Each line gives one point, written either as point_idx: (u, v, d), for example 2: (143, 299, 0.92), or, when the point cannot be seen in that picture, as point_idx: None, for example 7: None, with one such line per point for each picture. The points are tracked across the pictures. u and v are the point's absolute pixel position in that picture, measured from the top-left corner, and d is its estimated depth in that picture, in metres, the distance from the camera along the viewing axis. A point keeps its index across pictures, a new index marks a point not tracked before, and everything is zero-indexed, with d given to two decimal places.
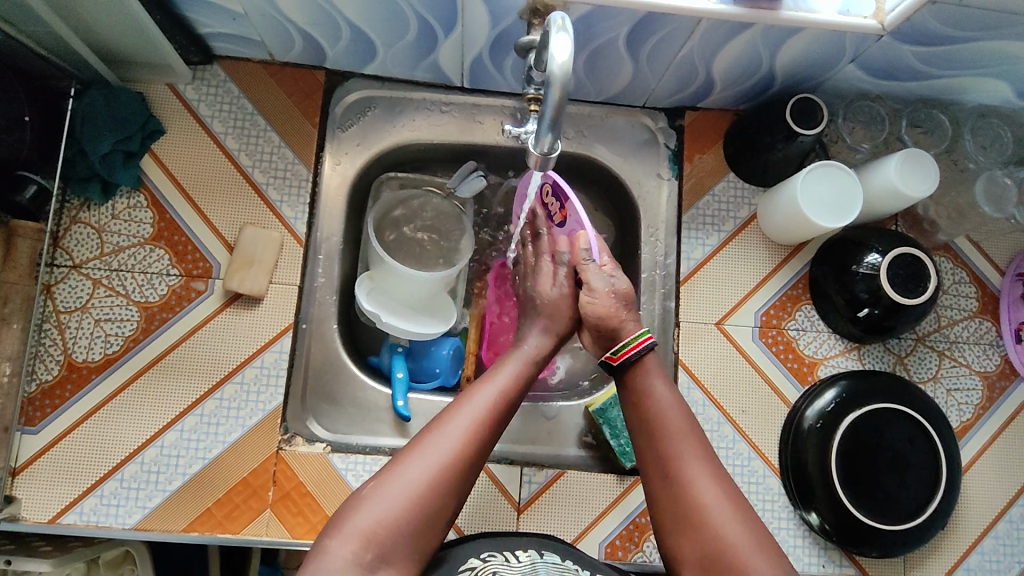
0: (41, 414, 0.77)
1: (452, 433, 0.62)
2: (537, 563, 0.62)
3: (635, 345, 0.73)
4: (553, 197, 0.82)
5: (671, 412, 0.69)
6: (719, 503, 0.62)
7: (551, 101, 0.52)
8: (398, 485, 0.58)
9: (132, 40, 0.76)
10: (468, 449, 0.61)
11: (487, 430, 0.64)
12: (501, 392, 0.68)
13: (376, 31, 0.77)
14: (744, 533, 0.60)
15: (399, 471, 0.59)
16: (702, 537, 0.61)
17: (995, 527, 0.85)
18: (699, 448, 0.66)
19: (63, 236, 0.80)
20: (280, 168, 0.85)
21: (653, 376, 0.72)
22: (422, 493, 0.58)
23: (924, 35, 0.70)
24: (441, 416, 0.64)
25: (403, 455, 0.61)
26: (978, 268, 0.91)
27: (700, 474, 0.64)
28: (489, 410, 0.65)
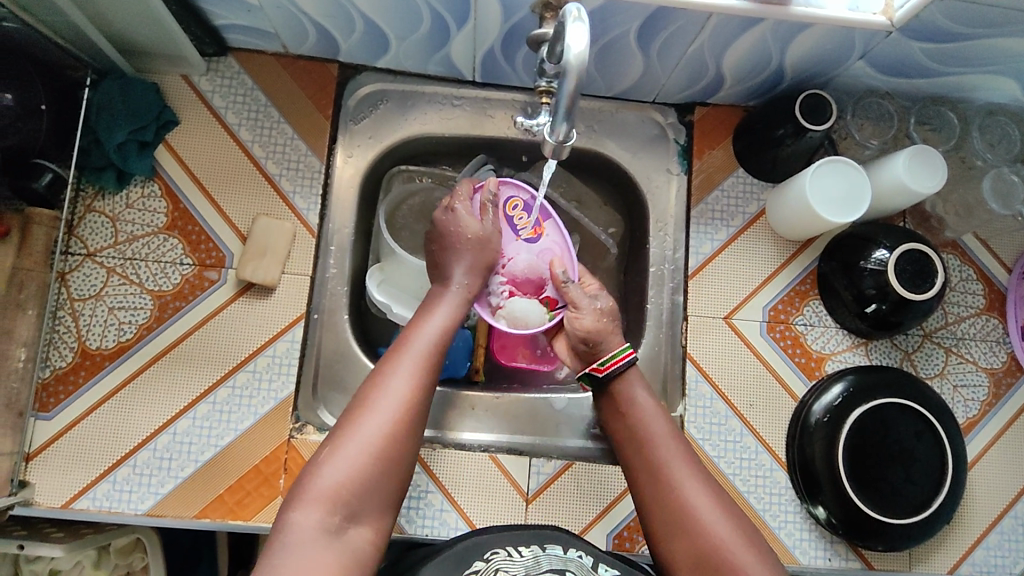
0: (54, 399, 0.77)
1: (395, 389, 0.62)
2: (540, 557, 0.62)
3: (619, 359, 0.75)
4: (524, 213, 0.83)
5: (656, 423, 0.71)
6: (703, 499, 0.64)
7: (567, 91, 0.52)
8: (352, 448, 0.58)
9: (147, 31, 0.76)
10: (414, 402, 0.62)
11: (427, 376, 0.65)
12: (437, 338, 0.68)
13: (389, 24, 0.78)
14: (724, 525, 0.62)
15: (352, 434, 0.59)
16: (691, 536, 0.63)
17: (1001, 522, 0.85)
18: (683, 449, 0.69)
19: (78, 224, 0.81)
20: (293, 160, 0.85)
21: (635, 386, 0.75)
22: (376, 450, 0.59)
23: (934, 32, 0.70)
24: (380, 367, 0.65)
25: (353, 415, 0.61)
26: (986, 266, 0.91)
27: (686, 474, 0.66)
28: (426, 358, 0.66)
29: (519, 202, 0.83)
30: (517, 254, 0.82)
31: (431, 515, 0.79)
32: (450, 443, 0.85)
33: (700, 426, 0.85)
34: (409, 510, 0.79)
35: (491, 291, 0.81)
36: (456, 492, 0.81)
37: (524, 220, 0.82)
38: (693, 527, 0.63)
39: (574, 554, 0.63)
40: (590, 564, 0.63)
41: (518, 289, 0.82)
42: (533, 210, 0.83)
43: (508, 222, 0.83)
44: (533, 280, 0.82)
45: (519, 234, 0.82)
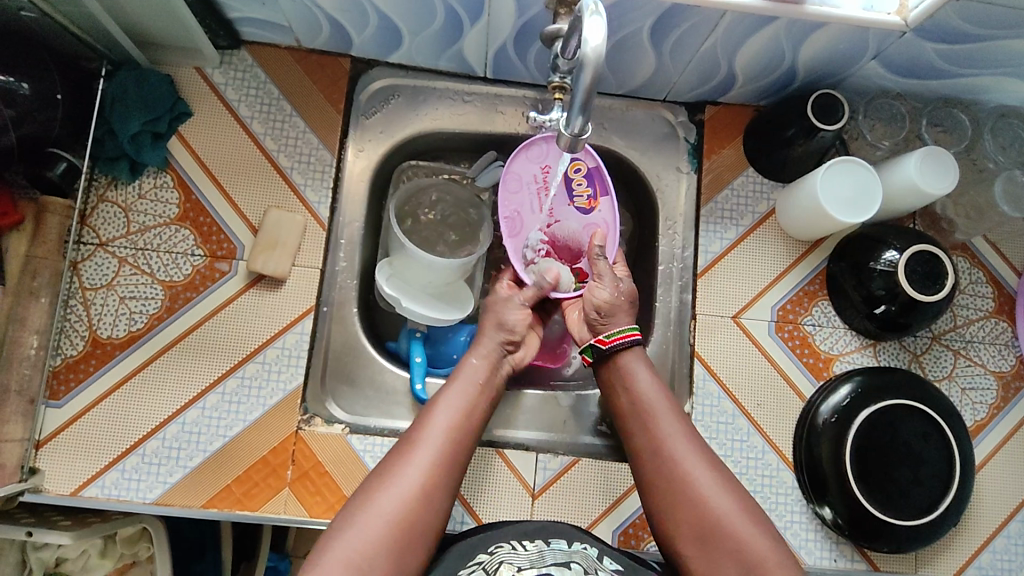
0: (65, 387, 0.78)
1: (418, 460, 0.64)
2: (544, 551, 0.62)
3: (624, 337, 0.75)
4: (584, 181, 0.82)
5: (654, 395, 0.72)
6: (707, 479, 0.65)
7: (582, 85, 0.53)
8: (372, 517, 0.60)
9: (163, 22, 0.77)
10: (436, 472, 0.64)
11: (451, 450, 0.66)
12: (457, 410, 0.70)
13: (402, 18, 0.78)
14: (733, 504, 0.63)
15: (372, 503, 0.61)
16: (695, 513, 0.64)
17: (1008, 526, 0.85)
18: (685, 426, 0.69)
19: (90, 214, 0.81)
20: (305, 153, 0.86)
21: (637, 366, 0.74)
22: (396, 521, 0.60)
23: (948, 32, 0.70)
24: (406, 439, 0.67)
25: (375, 486, 0.62)
26: (995, 269, 0.91)
27: (688, 452, 0.67)
28: (450, 429, 0.68)
29: (581, 170, 0.82)
30: (564, 219, 0.83)
31: None
32: None
33: (707, 424, 0.85)
34: None
35: (530, 245, 0.83)
36: (462, 486, 0.81)
37: (583, 189, 0.82)
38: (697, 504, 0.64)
39: (579, 546, 0.63)
40: (595, 556, 0.63)
41: (554, 251, 0.84)
42: (595, 180, 0.83)
43: (567, 186, 0.82)
44: (570, 248, 0.84)
45: (573, 200, 0.83)
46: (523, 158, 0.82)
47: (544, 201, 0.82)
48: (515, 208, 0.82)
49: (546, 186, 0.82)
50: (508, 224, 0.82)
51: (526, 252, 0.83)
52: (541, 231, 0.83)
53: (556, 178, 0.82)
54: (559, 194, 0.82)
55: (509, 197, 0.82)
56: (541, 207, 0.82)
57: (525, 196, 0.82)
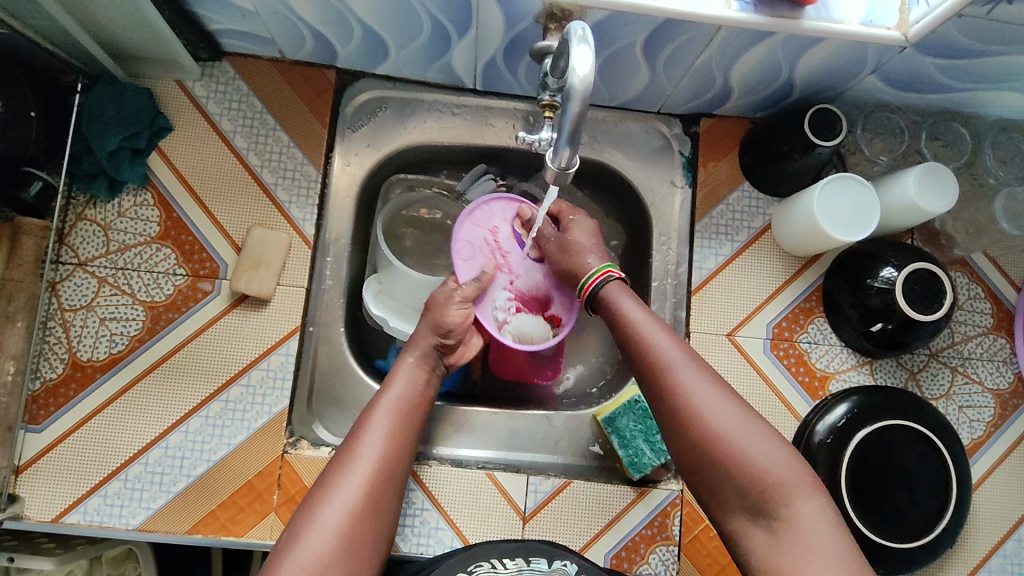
0: (45, 412, 0.76)
1: (359, 462, 0.63)
2: (524, 571, 0.61)
3: (601, 276, 0.75)
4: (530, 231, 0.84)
5: (644, 324, 0.69)
6: (705, 398, 0.62)
7: (569, 114, 0.51)
8: (317, 529, 0.58)
9: (140, 36, 0.74)
10: (380, 476, 0.63)
11: (392, 450, 0.65)
12: (395, 412, 0.68)
13: (388, 30, 0.75)
14: (734, 417, 0.60)
15: (316, 518, 0.58)
16: (697, 433, 0.61)
17: (1004, 545, 0.84)
18: (679, 347, 0.66)
19: (69, 233, 0.79)
20: (289, 169, 0.84)
21: (619, 296, 0.73)
22: (342, 530, 0.58)
23: (949, 48, 0.68)
24: (345, 444, 0.65)
25: (316, 499, 0.60)
26: (994, 284, 0.89)
27: (688, 372, 0.64)
28: (393, 431, 0.67)
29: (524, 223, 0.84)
30: (525, 271, 0.83)
31: (427, 534, 0.78)
32: (445, 459, 0.84)
33: None
34: (403, 528, 0.78)
35: (499, 306, 0.81)
36: (452, 510, 0.79)
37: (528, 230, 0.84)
38: (696, 423, 0.61)
39: (558, 563, 0.62)
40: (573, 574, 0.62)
41: (523, 305, 0.82)
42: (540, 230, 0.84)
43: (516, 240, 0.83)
44: (537, 298, 0.83)
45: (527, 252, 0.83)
46: (468, 223, 0.82)
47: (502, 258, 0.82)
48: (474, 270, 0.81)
49: (499, 245, 0.83)
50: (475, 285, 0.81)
51: (497, 313, 0.81)
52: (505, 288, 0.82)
53: (507, 236, 0.83)
54: (512, 249, 0.83)
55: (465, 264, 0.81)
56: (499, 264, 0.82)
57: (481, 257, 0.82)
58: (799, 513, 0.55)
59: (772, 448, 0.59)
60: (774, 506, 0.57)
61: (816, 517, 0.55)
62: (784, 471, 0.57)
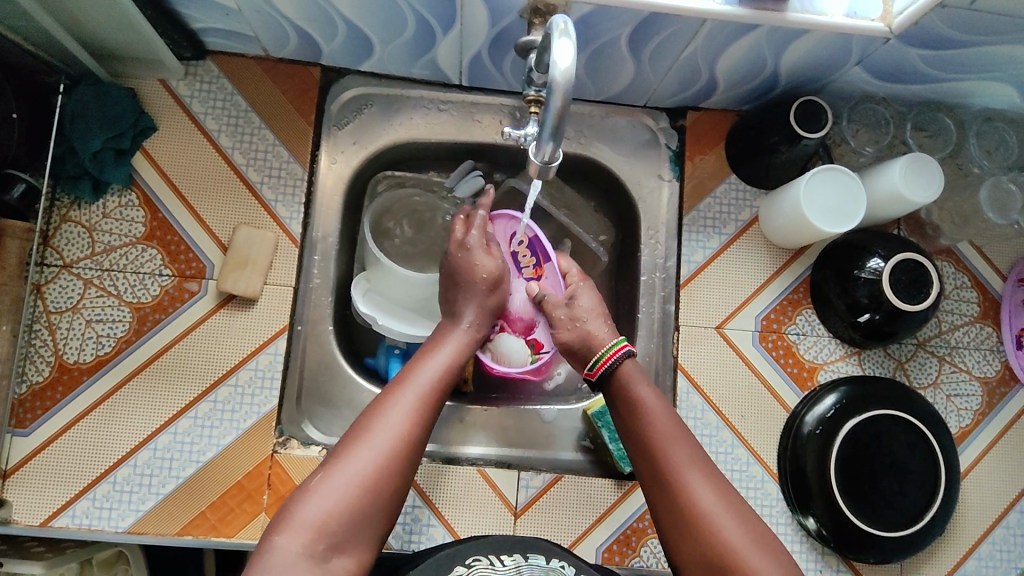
0: (31, 415, 0.76)
1: (403, 407, 0.62)
2: (523, 567, 0.61)
3: (613, 354, 0.73)
4: (528, 251, 0.84)
5: (659, 416, 0.67)
6: (713, 502, 0.60)
7: (552, 109, 0.51)
8: (349, 471, 0.57)
9: (122, 35, 0.74)
10: (413, 434, 0.61)
11: (432, 407, 0.64)
12: (443, 370, 0.67)
13: (372, 27, 0.75)
14: (741, 533, 0.59)
15: (349, 459, 0.58)
16: (703, 537, 0.59)
17: (992, 532, 0.85)
18: (691, 452, 0.64)
19: (53, 235, 0.78)
20: (275, 168, 0.83)
21: (635, 379, 0.71)
22: (372, 478, 0.57)
23: (931, 38, 0.68)
24: (388, 390, 0.64)
25: (351, 440, 0.59)
26: (980, 273, 0.90)
27: (697, 477, 0.62)
28: (432, 390, 0.65)
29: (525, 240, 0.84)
30: (516, 291, 0.83)
31: (418, 531, 0.78)
32: (436, 456, 0.84)
33: None
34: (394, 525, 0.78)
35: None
36: (444, 507, 0.79)
37: (527, 249, 0.84)
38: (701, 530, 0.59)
39: (556, 563, 0.62)
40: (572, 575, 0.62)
41: (510, 325, 0.82)
42: (538, 249, 0.84)
43: (513, 259, 0.85)
44: (524, 319, 0.82)
45: (520, 271, 0.84)
46: None
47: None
48: None
49: None
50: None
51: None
52: None
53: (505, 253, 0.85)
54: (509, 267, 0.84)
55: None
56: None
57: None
58: None
59: (777, 565, 0.57)
60: None
61: None
62: None
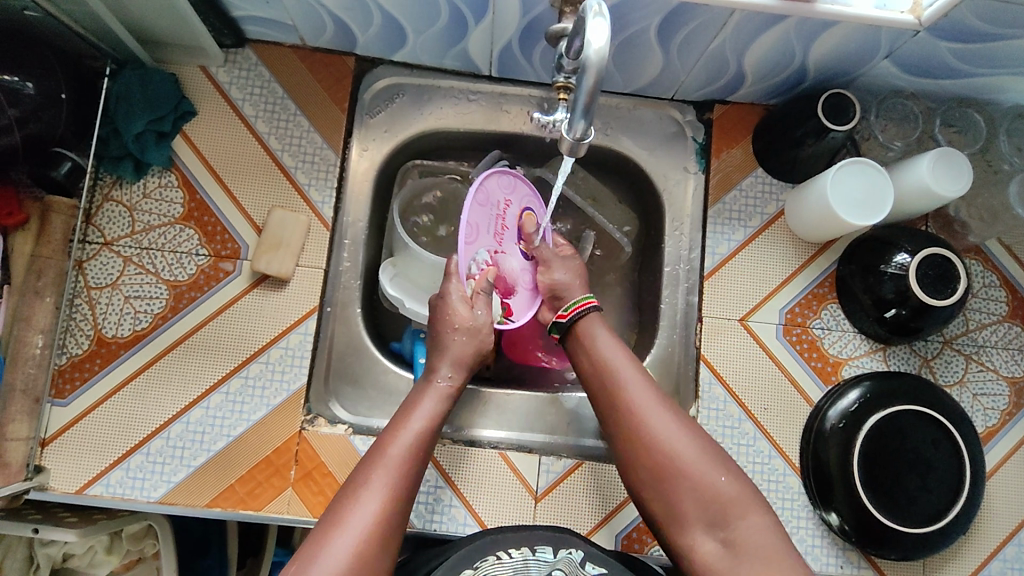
0: (70, 386, 0.78)
1: (372, 493, 0.62)
2: (529, 561, 0.60)
3: (582, 305, 0.79)
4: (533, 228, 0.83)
5: (611, 349, 0.74)
6: (663, 416, 0.68)
7: (584, 88, 0.52)
8: (325, 563, 0.56)
9: (167, 21, 0.76)
10: (385, 523, 0.60)
11: (402, 491, 0.63)
12: (411, 448, 0.67)
13: (406, 17, 0.77)
14: (686, 440, 0.66)
15: (324, 549, 0.57)
16: (649, 448, 0.66)
17: (1019, 534, 0.83)
18: (633, 370, 0.72)
19: (95, 213, 0.81)
20: (309, 153, 0.85)
21: (593, 319, 0.78)
22: (350, 568, 0.56)
23: (963, 31, 0.68)
24: (355, 479, 0.63)
25: (324, 532, 0.59)
26: (1009, 272, 0.89)
27: (642, 395, 0.69)
28: (400, 473, 0.64)
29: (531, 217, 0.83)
30: (508, 253, 0.82)
31: (440, 511, 0.79)
32: (459, 438, 0.85)
33: (712, 427, 0.84)
34: (416, 505, 0.79)
35: (474, 262, 0.78)
36: (466, 490, 0.80)
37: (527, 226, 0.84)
38: (646, 441, 0.66)
39: (563, 552, 0.61)
40: (578, 561, 0.61)
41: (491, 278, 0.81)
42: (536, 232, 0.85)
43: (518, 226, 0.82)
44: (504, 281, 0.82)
45: (518, 241, 0.83)
46: (497, 180, 0.79)
47: (499, 227, 0.80)
48: (477, 220, 0.76)
49: (504, 217, 0.80)
50: (467, 233, 0.76)
51: (472, 267, 0.78)
52: (488, 253, 0.79)
53: (513, 215, 0.82)
54: (509, 230, 0.82)
55: (476, 208, 0.76)
56: (496, 230, 0.80)
57: (487, 216, 0.78)
58: (745, 525, 0.60)
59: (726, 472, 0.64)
60: (730, 517, 0.61)
61: (758, 535, 0.59)
62: (733, 492, 0.62)
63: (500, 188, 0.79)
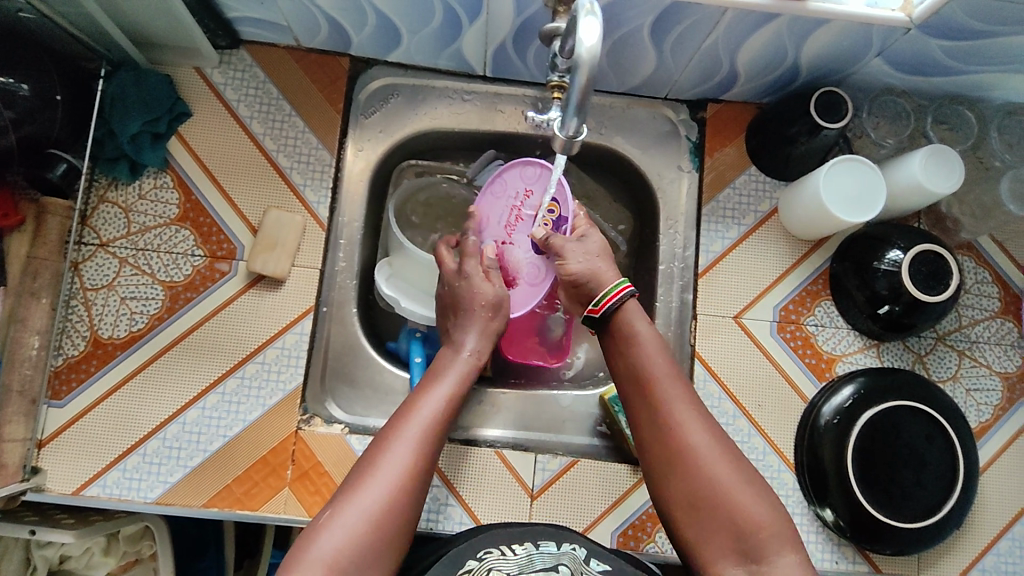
0: (67, 387, 0.78)
1: (403, 445, 0.63)
2: (534, 555, 0.60)
3: (616, 294, 0.74)
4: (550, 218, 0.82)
5: (655, 359, 0.70)
6: (708, 443, 0.64)
7: (576, 86, 0.53)
8: (353, 512, 0.58)
9: (161, 22, 0.77)
10: (414, 475, 0.62)
11: (432, 445, 0.65)
12: (441, 408, 0.68)
13: (401, 17, 0.77)
14: (731, 471, 0.63)
15: (353, 499, 0.58)
16: (691, 474, 0.63)
17: (1012, 528, 0.84)
18: (678, 387, 0.68)
19: (91, 214, 0.81)
20: (304, 153, 0.86)
21: (634, 315, 0.73)
22: (378, 517, 0.58)
23: (953, 28, 0.69)
24: (385, 433, 0.65)
25: (354, 483, 0.60)
26: (1000, 268, 0.90)
27: (686, 413, 0.66)
28: (430, 429, 0.66)
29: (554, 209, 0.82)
30: (519, 243, 0.84)
31: (436, 510, 0.79)
32: (457, 437, 0.85)
33: None
34: None
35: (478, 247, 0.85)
36: (463, 489, 0.80)
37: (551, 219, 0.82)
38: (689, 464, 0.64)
39: (567, 547, 0.61)
40: (583, 557, 0.61)
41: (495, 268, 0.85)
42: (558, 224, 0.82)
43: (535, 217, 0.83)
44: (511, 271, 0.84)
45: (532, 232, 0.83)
46: (517, 172, 0.84)
47: (512, 218, 0.84)
48: (486, 209, 0.85)
49: (519, 208, 0.84)
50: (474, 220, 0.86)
51: None
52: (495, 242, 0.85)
53: (531, 207, 0.83)
54: (525, 221, 0.84)
55: (489, 199, 0.85)
56: (507, 222, 0.85)
57: (500, 207, 0.85)
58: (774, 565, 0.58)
59: (766, 503, 0.61)
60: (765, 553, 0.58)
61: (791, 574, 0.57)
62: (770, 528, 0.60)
63: (517, 180, 0.84)
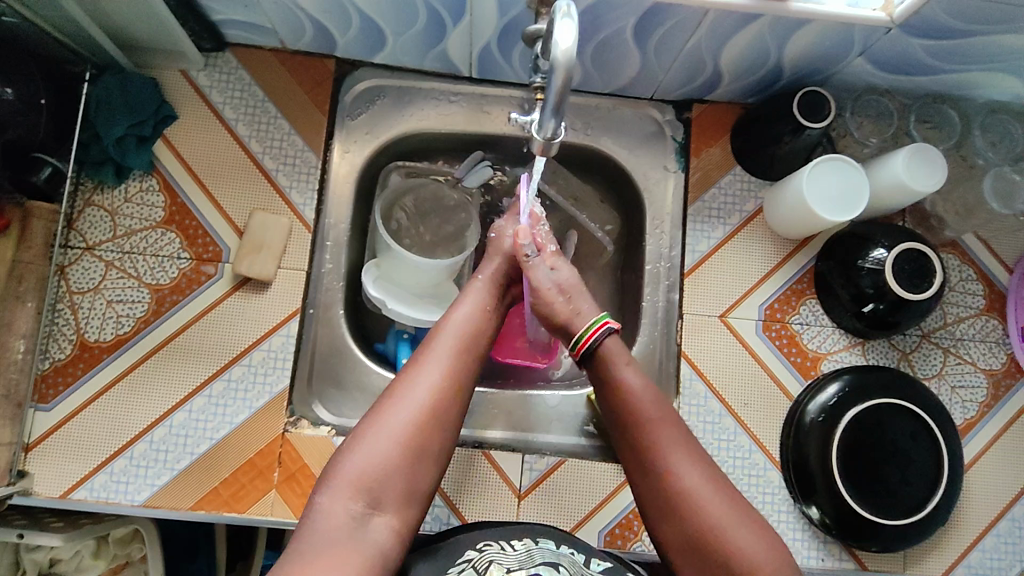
0: (53, 391, 0.78)
1: (431, 366, 0.64)
2: (533, 550, 0.61)
3: (594, 332, 0.73)
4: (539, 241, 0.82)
5: (644, 399, 0.68)
6: (700, 484, 0.63)
7: (552, 88, 0.53)
8: (381, 432, 0.60)
9: (146, 26, 0.77)
10: (444, 392, 0.63)
11: (461, 363, 0.66)
12: (467, 330, 0.69)
13: (385, 19, 0.78)
14: (726, 510, 0.62)
15: (383, 419, 0.60)
16: (686, 520, 0.62)
17: (997, 524, 0.84)
18: (669, 428, 0.67)
19: (77, 217, 0.81)
20: (290, 156, 0.86)
21: (616, 356, 0.71)
22: (407, 435, 0.60)
23: (933, 28, 0.69)
24: (415, 356, 0.66)
25: (382, 404, 0.62)
26: (985, 265, 0.90)
27: (679, 455, 0.65)
28: (457, 350, 0.67)
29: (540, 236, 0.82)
30: None
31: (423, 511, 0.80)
32: None
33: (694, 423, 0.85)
34: None
35: None
36: (450, 489, 0.81)
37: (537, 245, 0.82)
38: (681, 507, 0.63)
39: (565, 549, 0.61)
40: (583, 561, 0.61)
41: None
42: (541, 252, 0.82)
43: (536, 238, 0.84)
44: None
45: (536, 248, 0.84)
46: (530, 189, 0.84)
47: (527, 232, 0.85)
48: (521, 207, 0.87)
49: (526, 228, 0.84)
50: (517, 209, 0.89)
51: None
52: None
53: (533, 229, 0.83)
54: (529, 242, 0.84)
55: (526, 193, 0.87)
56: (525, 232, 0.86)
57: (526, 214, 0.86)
58: None
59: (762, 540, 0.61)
60: None
61: None
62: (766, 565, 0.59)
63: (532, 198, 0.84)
